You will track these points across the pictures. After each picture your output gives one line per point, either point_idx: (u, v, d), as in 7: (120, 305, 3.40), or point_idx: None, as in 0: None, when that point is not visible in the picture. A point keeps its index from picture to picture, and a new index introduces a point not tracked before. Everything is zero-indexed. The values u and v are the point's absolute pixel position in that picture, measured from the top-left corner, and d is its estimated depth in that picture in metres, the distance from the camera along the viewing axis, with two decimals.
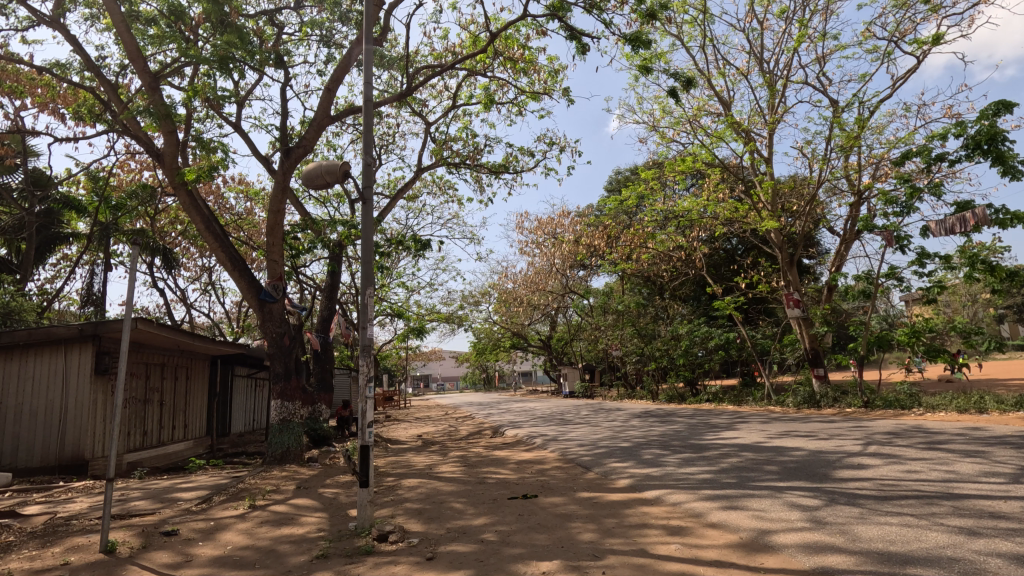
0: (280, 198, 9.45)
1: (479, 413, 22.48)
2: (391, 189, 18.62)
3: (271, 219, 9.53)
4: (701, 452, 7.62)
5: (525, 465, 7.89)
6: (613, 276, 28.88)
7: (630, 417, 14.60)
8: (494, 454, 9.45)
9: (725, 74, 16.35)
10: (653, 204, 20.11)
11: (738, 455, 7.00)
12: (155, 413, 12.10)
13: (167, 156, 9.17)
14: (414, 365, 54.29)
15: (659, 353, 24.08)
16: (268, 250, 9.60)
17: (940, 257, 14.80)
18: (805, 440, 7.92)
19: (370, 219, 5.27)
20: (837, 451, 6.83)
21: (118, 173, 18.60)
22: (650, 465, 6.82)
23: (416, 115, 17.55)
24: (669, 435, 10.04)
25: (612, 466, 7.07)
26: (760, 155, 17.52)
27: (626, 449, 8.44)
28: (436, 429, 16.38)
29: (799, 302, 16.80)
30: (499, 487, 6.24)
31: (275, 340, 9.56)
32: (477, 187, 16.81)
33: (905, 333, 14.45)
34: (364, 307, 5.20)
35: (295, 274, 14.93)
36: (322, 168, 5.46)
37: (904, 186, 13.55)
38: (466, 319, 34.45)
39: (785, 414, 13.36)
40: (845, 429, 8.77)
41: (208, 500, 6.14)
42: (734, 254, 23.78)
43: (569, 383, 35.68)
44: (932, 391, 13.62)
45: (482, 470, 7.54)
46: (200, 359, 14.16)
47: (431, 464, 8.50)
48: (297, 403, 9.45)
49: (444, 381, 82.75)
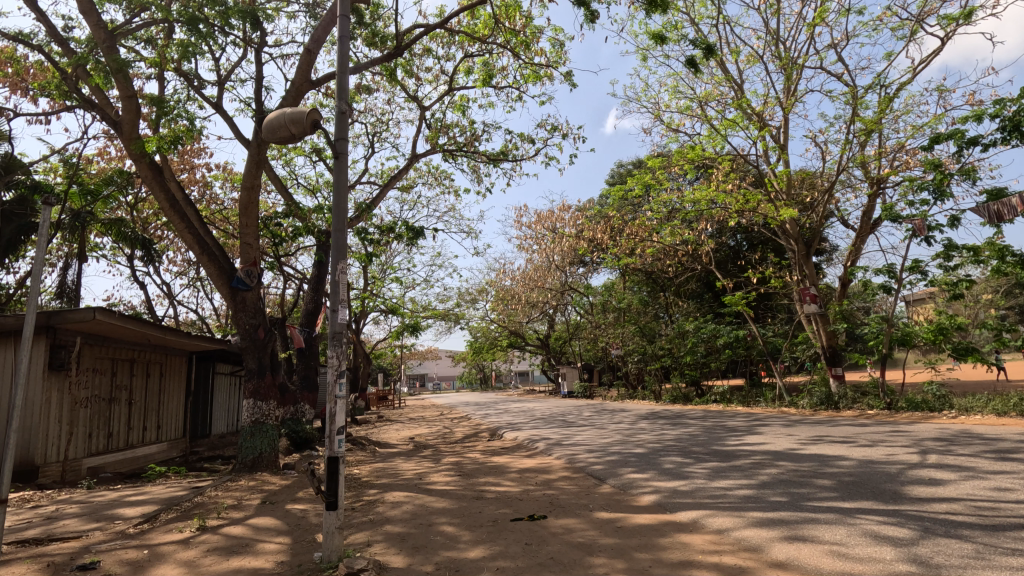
0: (254, 173, 8.39)
1: (476, 413, 21.52)
2: (384, 179, 17.64)
3: (244, 197, 8.44)
4: (730, 461, 6.63)
5: (527, 475, 6.92)
6: (614, 273, 27.99)
7: (637, 419, 13.62)
8: (492, 460, 8.50)
9: (739, 55, 15.50)
10: (658, 195, 19.16)
11: (775, 465, 6.05)
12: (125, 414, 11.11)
13: (125, 123, 8.21)
14: (408, 364, 53.25)
15: (662, 352, 23.12)
16: (240, 233, 8.60)
17: (967, 250, 13.92)
18: (846, 447, 6.97)
19: (344, 180, 4.29)
20: (893, 461, 5.88)
21: (95, 159, 17.57)
22: (675, 477, 5.86)
23: (409, 98, 16.61)
24: (685, 439, 9.10)
25: (630, 478, 6.09)
26: (774, 142, 16.63)
27: (642, 456, 7.49)
28: (430, 431, 15.37)
29: (816, 298, 15.82)
30: (499, 504, 5.26)
31: (247, 332, 8.54)
32: (475, 176, 15.89)
33: (930, 330, 13.56)
34: (335, 287, 4.22)
35: (278, 265, 13.87)
36: (286, 117, 4.50)
37: (933, 172, 12.67)
38: (463, 317, 33.48)
39: (804, 417, 12.42)
40: (884, 435, 7.84)
41: (151, 520, 5.14)
42: (742, 249, 22.88)
43: (567, 383, 34.69)
44: (961, 392, 12.73)
45: (479, 481, 6.57)
46: (176, 355, 13.16)
47: (421, 473, 7.53)
48: (271, 403, 8.42)
49: (440, 380, 81.76)
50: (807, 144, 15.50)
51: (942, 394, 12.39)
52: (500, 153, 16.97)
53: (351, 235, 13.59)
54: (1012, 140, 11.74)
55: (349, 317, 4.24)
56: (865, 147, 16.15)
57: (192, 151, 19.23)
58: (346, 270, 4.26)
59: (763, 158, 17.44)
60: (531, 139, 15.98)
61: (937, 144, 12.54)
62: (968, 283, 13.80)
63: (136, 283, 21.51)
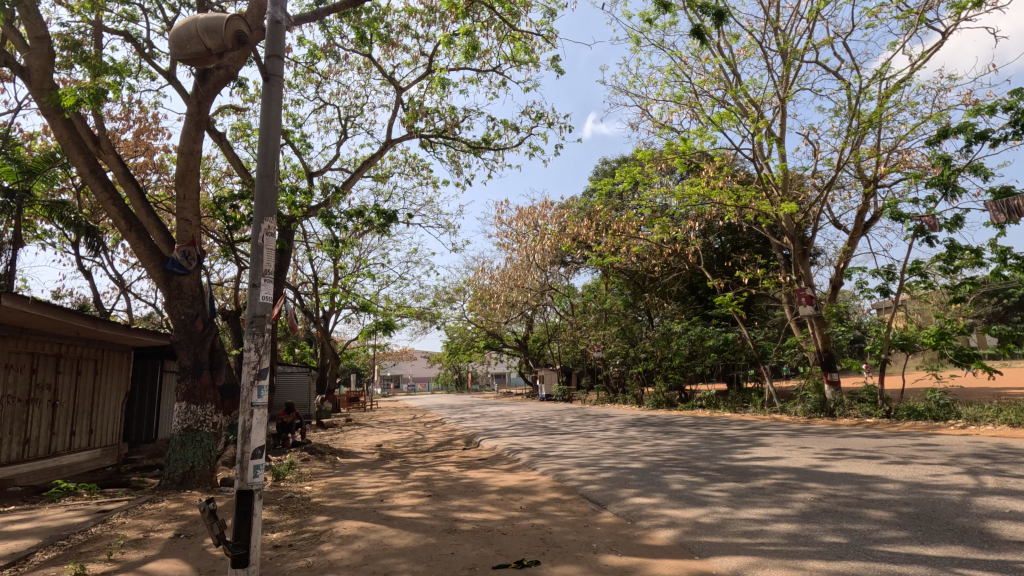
0: (194, 135, 7.08)
1: (451, 417, 20.32)
2: (355, 165, 16.44)
3: (182, 163, 7.17)
4: (749, 481, 5.64)
5: (509, 496, 5.81)
6: (596, 273, 27.11)
7: (625, 426, 12.65)
8: (468, 475, 7.37)
9: (736, 41, 14.66)
10: (646, 191, 18.29)
11: (806, 489, 5.08)
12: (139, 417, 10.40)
13: (35, 71, 6.97)
14: (381, 364, 51.42)
15: (645, 355, 22.30)
16: (178, 206, 7.30)
17: (969, 251, 13.28)
18: (879, 466, 6.06)
19: (275, 113, 3.22)
20: (945, 484, 4.99)
21: (35, 134, 15.94)
22: (692, 505, 4.81)
23: (385, 80, 15.43)
24: (685, 452, 8.14)
25: (635, 503, 5.01)
26: (771, 135, 15.90)
27: (643, 473, 6.47)
28: (400, 437, 14.15)
29: (812, 300, 14.88)
30: (477, 541, 4.15)
31: (181, 322, 7.22)
32: (455, 165, 14.83)
33: (930, 334, 12.89)
34: (257, 253, 3.08)
35: (233, 252, 12.41)
36: (197, 25, 3.37)
37: (940, 166, 12.01)
38: (439, 316, 32.23)
39: (803, 426, 11.59)
40: (911, 450, 6.99)
41: (15, 565, 3.90)
42: (729, 250, 22.21)
43: (546, 385, 33.66)
44: (965, 400, 12.07)
45: (452, 505, 5.44)
46: (116, 350, 11.70)
47: (383, 491, 6.36)
48: (209, 408, 7.08)
49: (414, 382, 79.98)
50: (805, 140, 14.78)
51: (947, 402, 11.70)
52: (482, 141, 15.83)
53: (316, 221, 12.33)
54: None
55: (275, 295, 3.09)
56: (863, 143, 15.50)
57: (148, 131, 17.68)
58: (274, 230, 3.14)
59: (758, 154, 16.69)
60: (514, 126, 14.96)
61: (945, 138, 11.86)
62: (970, 287, 13.20)
63: (83, 273, 19.76)
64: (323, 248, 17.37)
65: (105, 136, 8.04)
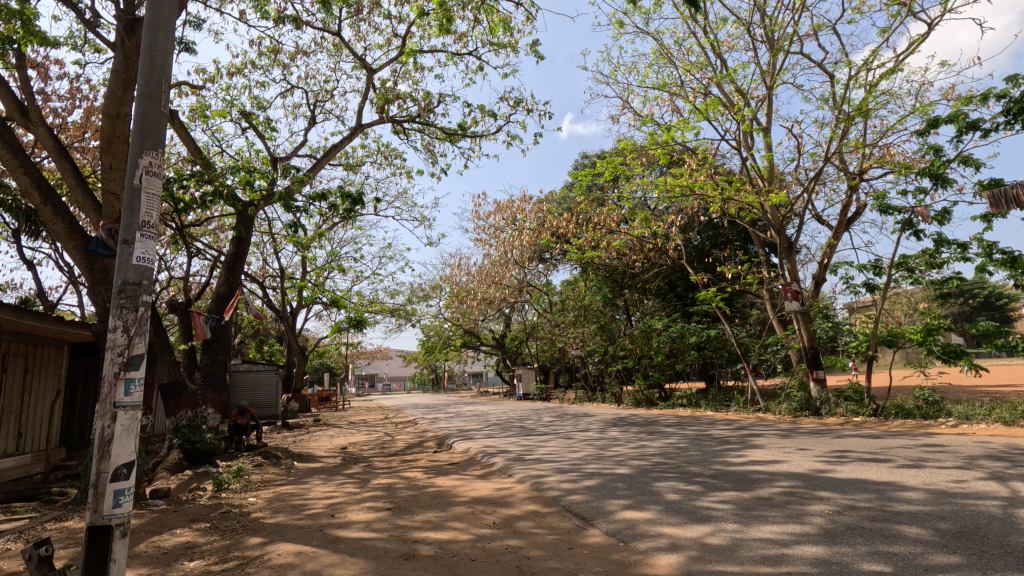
0: (121, 95, 6.20)
1: (425, 417, 19.49)
2: (323, 151, 15.51)
3: (106, 128, 6.20)
4: (751, 490, 5.00)
5: (480, 509, 5.06)
6: (575, 270, 26.48)
7: (605, 426, 12.02)
8: (436, 483, 6.60)
9: (722, 26, 14.13)
10: (627, 183, 17.68)
11: (820, 500, 4.47)
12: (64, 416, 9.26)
13: None
14: (355, 362, 49.96)
15: (624, 352, 21.84)
16: (103, 177, 6.32)
17: (957, 244, 12.94)
18: (890, 471, 5.48)
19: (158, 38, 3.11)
20: (973, 493, 4.42)
21: None
22: (692, 520, 4.14)
23: (355, 60, 14.50)
24: (673, 454, 7.50)
25: (626, 519, 4.31)
26: (757, 125, 15.46)
27: (631, 480, 5.79)
28: (368, 439, 13.31)
29: (798, 295, 14.41)
30: (438, 571, 3.39)
31: (106, 310, 6.27)
32: (430, 155, 14.05)
33: (917, 330, 12.53)
34: (135, 196, 2.92)
35: (183, 239, 11.31)
36: None
37: (931, 156, 11.61)
38: (414, 314, 31.29)
39: (791, 425, 11.11)
40: (918, 452, 6.48)
41: None
42: (709, 247, 21.82)
43: (523, 384, 32.90)
44: (954, 398, 11.75)
45: (414, 521, 4.67)
46: (50, 346, 10.63)
47: (335, 503, 5.56)
48: None
49: (390, 381, 78.47)
50: (789, 131, 14.36)
51: (936, 400, 11.36)
52: (458, 127, 15.03)
53: (275, 206, 11.35)
54: (1017, 123, 10.81)
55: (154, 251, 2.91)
56: (847, 137, 15.18)
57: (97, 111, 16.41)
58: (157, 168, 2.97)
59: (742, 146, 16.25)
60: (492, 113, 14.24)
61: (935, 128, 11.51)
62: (957, 282, 12.87)
63: (26, 263, 18.33)
64: (288, 239, 16.34)
65: (33, 106, 7.16)
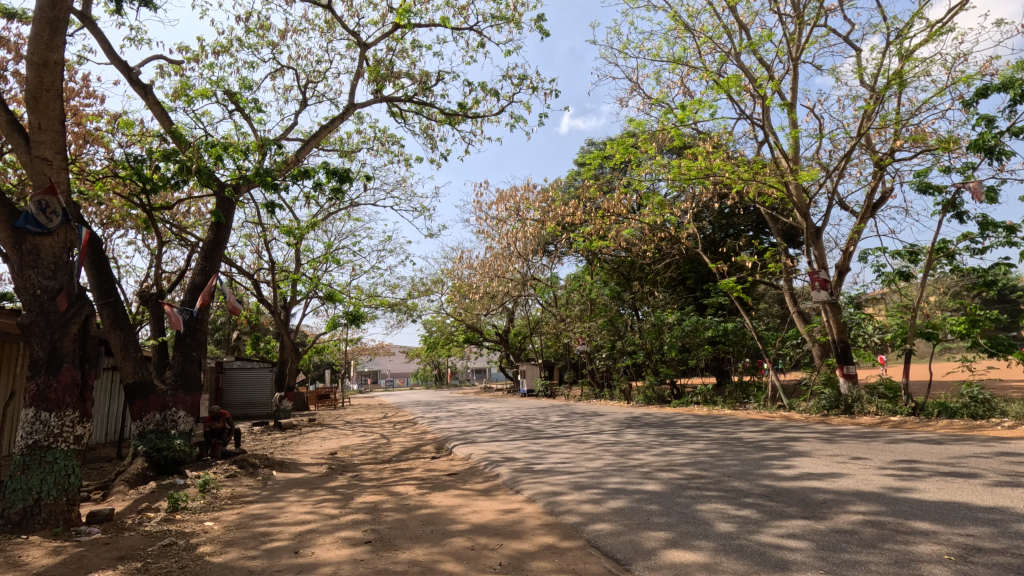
0: (48, 39, 5.28)
1: (426, 416, 18.49)
2: (313, 136, 14.45)
3: (33, 78, 5.22)
4: (825, 519, 3.95)
5: (483, 542, 4.03)
6: (582, 262, 25.40)
7: (621, 427, 10.96)
8: (431, 501, 5.57)
9: None
10: (639, 167, 16.50)
11: (925, 536, 3.42)
12: (14, 410, 8.40)
13: None
14: (355, 359, 48.86)
15: (634, 347, 20.91)
16: (31, 137, 5.32)
17: (1003, 228, 11.79)
18: (991, 491, 4.42)
19: None
20: None
21: None
22: (765, 568, 3.09)
23: (348, 35, 13.42)
24: (708, 464, 6.44)
25: (674, 564, 3.26)
26: (780, 101, 14.36)
27: (667, 502, 4.73)
28: (364, 442, 12.31)
29: (826, 283, 13.25)
30: None
31: (35, 298, 5.19)
32: (429, 141, 13.01)
33: (960, 322, 11.42)
34: None
35: (154, 223, 10.33)
36: None
37: (983, 127, 10.40)
38: (415, 309, 30.23)
39: (827, 427, 10.03)
40: (1004, 464, 5.43)
41: None
42: (723, 237, 20.74)
43: (528, 381, 31.80)
44: (1004, 397, 10.69)
45: (395, 564, 3.61)
46: None
47: (304, 532, 4.54)
48: (68, 416, 5.10)
49: (392, 378, 77.61)
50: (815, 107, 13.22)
51: (986, 398, 10.32)
52: (458, 108, 13.97)
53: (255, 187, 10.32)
54: None
55: None
56: (878, 114, 14.04)
57: None
58: None
59: (763, 125, 15.12)
60: (494, 92, 13.17)
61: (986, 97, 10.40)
62: (1003, 269, 11.74)
63: None
64: (280, 228, 15.35)
65: None
